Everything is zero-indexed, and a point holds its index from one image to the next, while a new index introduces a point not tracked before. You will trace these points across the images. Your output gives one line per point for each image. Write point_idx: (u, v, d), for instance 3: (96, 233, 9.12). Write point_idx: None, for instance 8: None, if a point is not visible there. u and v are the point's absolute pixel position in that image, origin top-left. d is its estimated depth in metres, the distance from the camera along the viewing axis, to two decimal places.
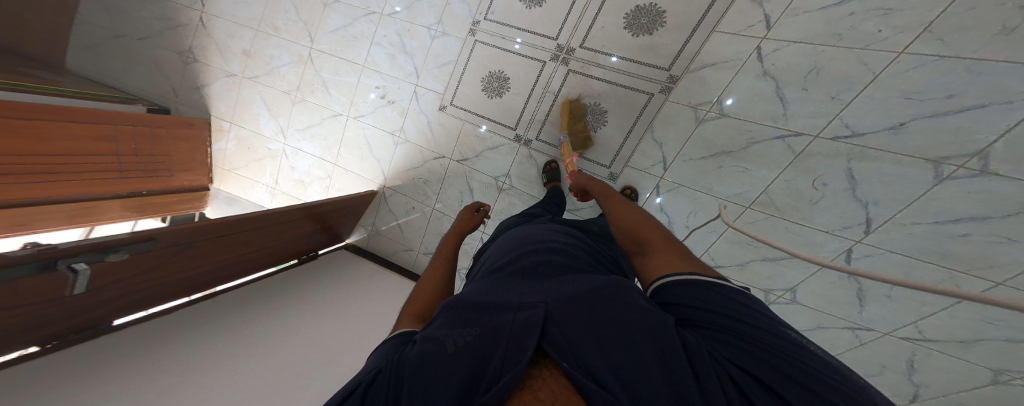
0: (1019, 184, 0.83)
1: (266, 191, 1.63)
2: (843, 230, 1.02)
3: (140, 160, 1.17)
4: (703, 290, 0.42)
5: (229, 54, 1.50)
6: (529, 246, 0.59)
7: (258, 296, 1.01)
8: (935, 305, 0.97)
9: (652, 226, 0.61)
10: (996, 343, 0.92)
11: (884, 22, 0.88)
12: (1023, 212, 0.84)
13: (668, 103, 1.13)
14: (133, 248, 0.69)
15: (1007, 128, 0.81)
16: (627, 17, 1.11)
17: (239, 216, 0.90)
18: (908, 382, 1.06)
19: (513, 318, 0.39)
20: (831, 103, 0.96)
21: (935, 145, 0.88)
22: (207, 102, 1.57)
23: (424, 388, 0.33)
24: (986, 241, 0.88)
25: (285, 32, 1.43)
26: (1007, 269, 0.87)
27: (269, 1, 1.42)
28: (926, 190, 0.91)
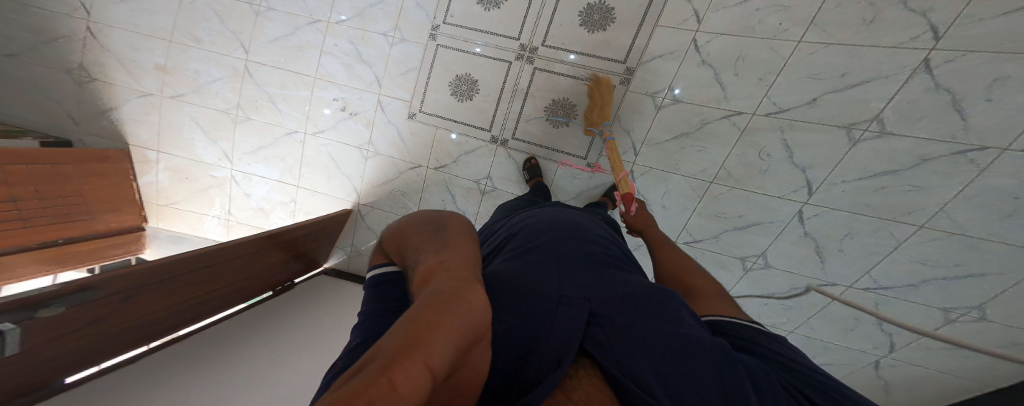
0: (915, 140, 0.93)
1: (218, 224, 1.56)
2: (792, 194, 1.07)
3: (45, 206, 1.11)
4: (743, 330, 0.45)
5: (139, 71, 1.39)
6: (557, 237, 0.60)
7: (233, 334, 0.95)
8: (881, 252, 1.04)
9: (703, 275, 0.62)
10: (935, 282, 1.01)
11: (782, 17, 0.96)
12: (928, 158, 0.93)
13: (629, 94, 1.13)
14: (68, 300, 0.63)
15: (897, 91, 0.92)
16: (581, 14, 1.11)
17: (195, 251, 0.84)
18: (882, 333, 1.12)
19: (558, 312, 0.40)
20: (759, 85, 1.02)
21: (846, 113, 0.97)
22: (123, 129, 1.46)
23: None
24: (900, 190, 0.97)
25: (208, 42, 1.34)
26: (925, 213, 0.97)
27: (181, 10, 1.33)
28: (846, 153, 0.99)
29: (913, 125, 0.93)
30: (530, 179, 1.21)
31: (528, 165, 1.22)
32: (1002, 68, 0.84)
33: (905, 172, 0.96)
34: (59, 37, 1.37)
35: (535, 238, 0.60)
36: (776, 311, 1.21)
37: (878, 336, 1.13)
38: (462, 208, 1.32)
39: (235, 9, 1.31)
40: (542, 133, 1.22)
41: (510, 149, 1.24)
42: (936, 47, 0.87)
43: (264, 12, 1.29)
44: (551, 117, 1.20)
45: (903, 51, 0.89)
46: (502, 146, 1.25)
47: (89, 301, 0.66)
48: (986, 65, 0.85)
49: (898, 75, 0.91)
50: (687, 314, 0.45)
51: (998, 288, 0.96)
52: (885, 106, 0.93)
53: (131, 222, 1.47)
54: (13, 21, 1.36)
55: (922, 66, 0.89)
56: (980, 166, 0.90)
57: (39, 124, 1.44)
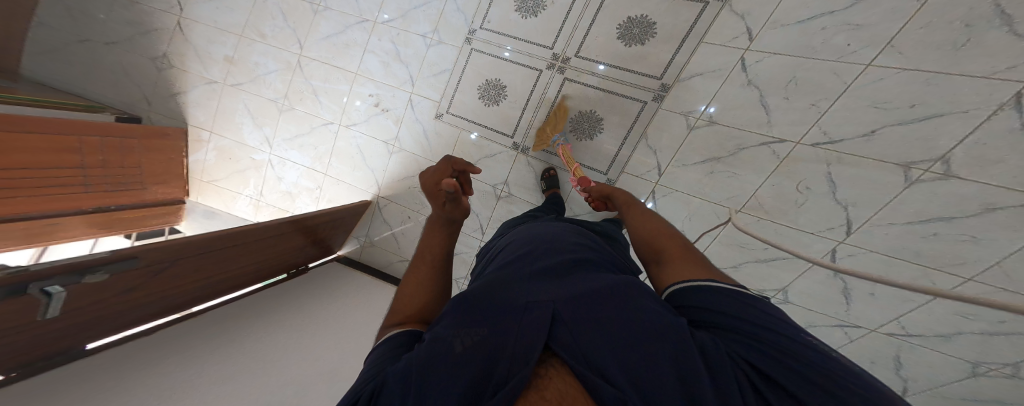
0: (984, 186, 0.81)
1: (249, 204, 1.64)
2: (828, 231, 0.97)
3: (105, 176, 1.21)
4: (720, 298, 0.39)
5: (209, 61, 1.52)
6: (538, 247, 0.57)
7: (240, 312, 0.96)
8: (912, 301, 0.91)
9: (669, 233, 0.57)
10: (971, 335, 0.87)
11: (855, 36, 0.88)
12: (994, 208, 0.82)
13: (661, 111, 1.09)
14: (112, 268, 0.66)
15: (977, 126, 0.80)
16: (619, 27, 1.09)
17: (228, 231, 0.87)
18: (896, 377, 0.99)
19: (524, 316, 0.37)
20: (810, 111, 0.95)
21: (906, 150, 0.87)
22: (184, 111, 1.59)
23: (431, 389, 0.31)
24: (951, 240, 0.86)
25: (271, 38, 1.45)
26: (976, 264, 0.85)
27: (253, 8, 1.45)
28: (898, 193, 0.89)
29: (985, 170, 0.81)
30: (547, 190, 1.18)
31: (545, 175, 1.19)
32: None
33: (965, 220, 0.84)
34: (151, 29, 1.53)
35: (514, 253, 0.58)
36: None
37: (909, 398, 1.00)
38: (476, 211, 1.31)
39: (297, 8, 1.40)
40: (566, 144, 1.19)
41: (530, 157, 1.23)
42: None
43: (321, 12, 1.37)
44: (575, 130, 1.18)
45: (997, 82, 0.78)
46: (523, 153, 1.23)
47: (128, 271, 0.69)
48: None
49: (980, 111, 0.80)
50: (655, 302, 0.40)
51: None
52: (955, 145, 0.82)
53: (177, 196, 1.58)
54: (112, 10, 1.53)
55: (1010, 100, 0.77)
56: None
57: (118, 102, 1.59)
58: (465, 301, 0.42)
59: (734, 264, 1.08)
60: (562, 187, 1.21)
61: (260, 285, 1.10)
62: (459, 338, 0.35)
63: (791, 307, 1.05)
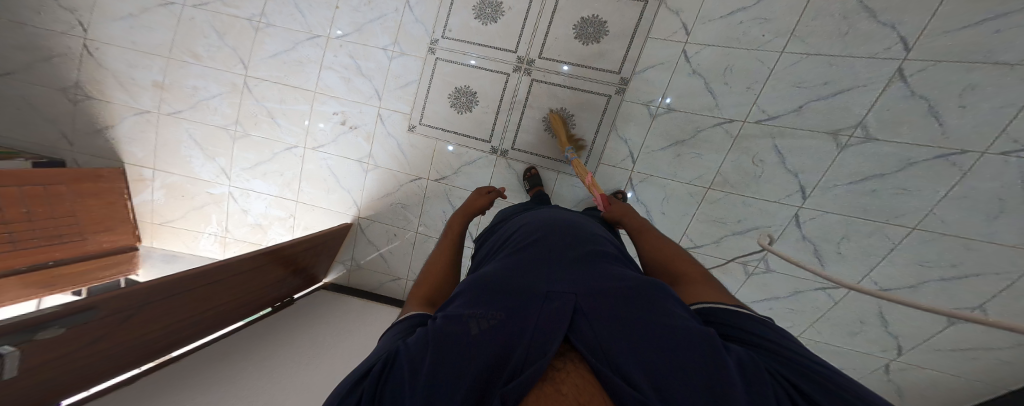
0: (897, 144, 0.96)
1: (214, 241, 1.54)
2: (787, 198, 1.08)
3: (35, 229, 1.08)
4: (739, 316, 0.43)
5: (136, 88, 1.39)
6: (550, 236, 0.61)
7: (226, 351, 0.92)
8: (877, 255, 1.05)
9: (685, 258, 0.60)
10: (935, 284, 1.01)
11: (766, 28, 1.01)
12: (914, 161, 0.96)
13: (625, 103, 1.15)
14: (70, 320, 0.59)
15: (878, 96, 0.95)
16: (575, 28, 1.14)
17: (205, 268, 0.81)
18: (887, 335, 1.13)
19: (543, 307, 0.42)
20: (747, 93, 1.05)
21: (833, 119, 0.99)
22: (116, 147, 1.44)
23: (449, 366, 0.35)
24: (889, 194, 1.00)
25: (208, 59, 1.35)
26: (916, 215, 0.99)
27: (180, 27, 1.34)
28: (835, 157, 1.01)
29: (895, 130, 0.96)
30: (530, 189, 1.22)
31: (528, 174, 1.23)
32: (971, 77, 0.88)
33: (894, 176, 0.98)
34: (57, 56, 1.37)
35: (528, 239, 0.61)
36: (782, 315, 1.24)
37: (884, 339, 1.14)
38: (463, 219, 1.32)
39: (235, 26, 1.32)
40: (541, 143, 1.23)
41: (510, 159, 1.26)
42: (908, 57, 0.91)
43: (264, 29, 1.30)
44: (549, 127, 1.21)
45: (879, 61, 0.94)
46: (502, 156, 1.26)
47: (90, 323, 0.63)
48: (956, 73, 0.88)
49: (878, 83, 0.95)
50: (675, 303, 0.44)
51: (995, 287, 0.95)
52: (867, 112, 0.96)
53: (126, 242, 1.45)
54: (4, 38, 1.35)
55: (896, 75, 0.93)
56: (963, 169, 0.92)
57: (33, 144, 1.42)
58: (487, 288, 0.46)
59: (714, 240, 1.17)
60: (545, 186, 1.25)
61: (243, 323, 1.03)
62: (477, 322, 0.40)
63: None
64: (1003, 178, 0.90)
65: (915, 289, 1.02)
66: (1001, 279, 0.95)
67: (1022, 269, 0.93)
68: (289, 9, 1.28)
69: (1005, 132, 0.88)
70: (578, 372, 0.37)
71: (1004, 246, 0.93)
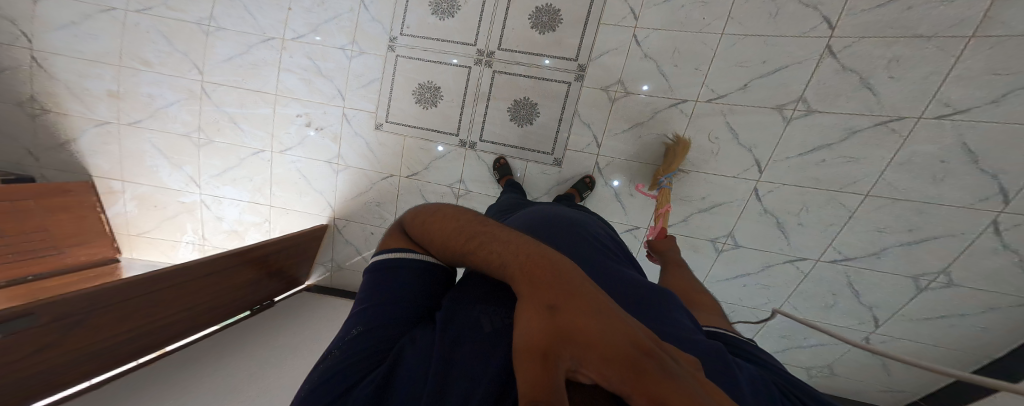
0: (840, 115, 1.00)
1: (193, 250, 1.54)
2: (745, 173, 1.11)
3: (7, 244, 1.09)
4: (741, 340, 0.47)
5: (90, 99, 1.38)
6: (560, 232, 0.62)
7: (198, 354, 0.94)
8: (836, 223, 1.08)
9: (696, 291, 0.66)
10: (894, 250, 1.05)
11: (706, 11, 1.04)
12: (858, 130, 1.00)
13: (585, 90, 1.17)
14: (2, 328, 0.60)
15: (812, 72, 1.00)
16: (530, 18, 1.16)
17: (151, 274, 0.82)
18: (863, 307, 1.13)
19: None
20: (696, 75, 1.08)
21: (777, 95, 1.03)
22: (82, 161, 1.44)
23: (461, 371, 0.36)
24: (839, 162, 1.04)
25: (159, 65, 1.34)
26: (866, 182, 1.03)
27: (126, 33, 1.33)
28: (784, 131, 1.05)
29: (836, 102, 1.00)
30: (501, 178, 1.24)
31: (497, 164, 1.25)
32: (891, 51, 0.94)
33: (841, 145, 1.02)
34: (7, 69, 1.35)
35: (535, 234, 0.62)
36: (753, 291, 1.20)
37: (857, 311, 1.13)
38: None
39: (184, 30, 1.31)
40: (509, 133, 1.25)
41: (478, 151, 1.27)
42: (833, 34, 0.97)
43: (214, 32, 1.30)
44: (514, 117, 1.23)
45: (808, 40, 0.99)
46: (471, 149, 1.27)
47: (32, 328, 0.64)
48: (878, 48, 0.95)
49: (813, 59, 0.99)
50: (684, 315, 0.46)
51: (954, 248, 1.00)
52: (805, 87, 1.01)
53: (108, 254, 1.45)
54: None
55: (826, 51, 0.98)
56: (902, 135, 0.97)
57: None
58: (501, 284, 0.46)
59: (682, 218, 1.19)
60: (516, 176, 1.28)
61: (221, 325, 1.07)
62: (492, 319, 0.41)
63: (741, 248, 1.17)
64: (941, 141, 0.95)
65: (879, 255, 1.07)
66: (958, 241, 1.00)
67: (977, 230, 0.98)
68: (238, 12, 1.28)
69: (935, 98, 0.93)
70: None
71: (956, 207, 0.98)
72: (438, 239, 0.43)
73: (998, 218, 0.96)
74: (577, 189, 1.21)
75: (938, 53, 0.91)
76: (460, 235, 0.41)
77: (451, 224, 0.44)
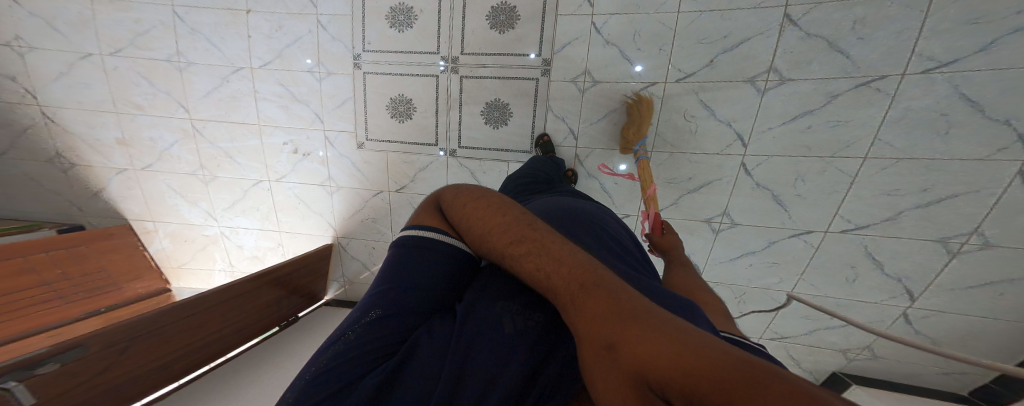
0: (814, 81, 0.95)
1: (226, 276, 1.70)
2: (729, 149, 1.06)
3: (76, 285, 1.27)
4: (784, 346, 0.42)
5: (106, 149, 1.50)
6: (574, 223, 0.60)
7: (239, 367, 1.09)
8: (838, 192, 1.02)
9: (704, 289, 0.59)
10: (914, 211, 0.98)
11: None
12: (840, 93, 0.94)
13: (552, 84, 1.14)
14: (62, 357, 0.75)
15: (777, 43, 0.95)
16: (488, 18, 1.14)
17: (184, 300, 0.95)
18: (892, 280, 1.06)
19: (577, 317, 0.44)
20: (660, 55, 1.04)
21: (743, 68, 0.99)
22: (116, 207, 1.60)
23: (481, 374, 0.40)
24: (827, 128, 0.97)
25: (149, 107, 1.44)
26: (860, 146, 0.96)
27: (112, 79, 1.41)
28: (760, 103, 1.00)
29: (807, 70, 0.95)
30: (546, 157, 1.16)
31: (542, 140, 1.18)
32: (855, 11, 0.89)
33: (822, 109, 0.96)
34: (27, 128, 1.46)
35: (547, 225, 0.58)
36: (763, 271, 1.16)
37: (889, 286, 1.07)
38: None
39: (158, 69, 1.39)
40: (486, 137, 1.24)
41: (459, 158, 1.28)
42: (789, 2, 0.92)
43: (187, 68, 1.38)
44: (489, 119, 1.23)
45: (766, 10, 0.94)
46: (452, 157, 1.29)
47: (85, 356, 0.78)
48: (837, 12, 0.90)
49: (772, 30, 0.95)
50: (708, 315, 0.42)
51: (983, 205, 0.93)
52: (773, 57, 0.96)
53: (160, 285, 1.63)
54: None
55: (785, 21, 0.93)
56: (889, 93, 0.91)
57: (45, 216, 1.58)
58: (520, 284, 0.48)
59: (672, 202, 1.15)
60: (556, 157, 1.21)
61: (260, 338, 1.21)
62: (513, 320, 0.44)
63: (738, 227, 1.13)
64: (934, 94, 0.89)
65: (897, 220, 1.00)
66: (986, 195, 0.92)
67: (1004, 182, 0.90)
68: (203, 45, 1.35)
69: (914, 53, 0.88)
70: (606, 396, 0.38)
71: (972, 162, 0.91)
72: (484, 234, 0.45)
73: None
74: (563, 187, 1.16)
75: (902, 10, 0.87)
76: (508, 235, 0.43)
77: (499, 219, 0.45)
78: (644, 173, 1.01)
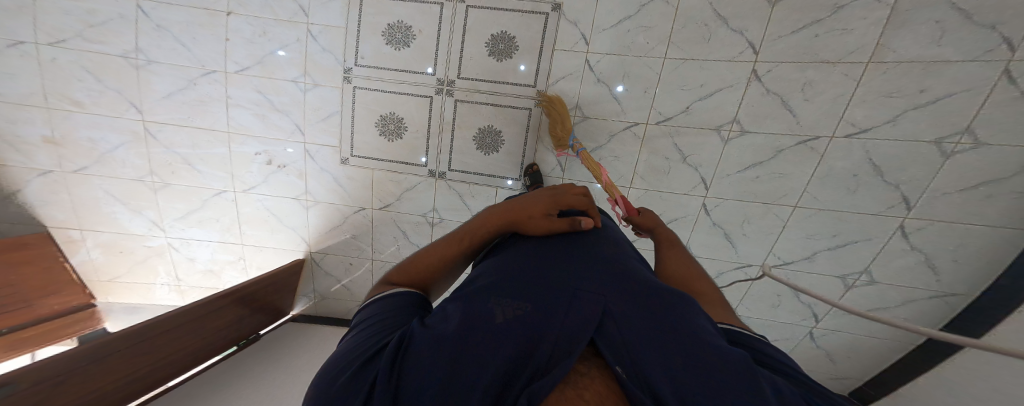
0: (767, 134, 1.10)
1: (170, 291, 1.55)
2: (693, 190, 1.18)
3: None
4: (760, 343, 0.47)
5: (28, 147, 1.33)
6: (556, 238, 0.67)
7: (199, 391, 1.01)
8: (773, 231, 1.17)
9: (702, 281, 0.64)
10: (825, 252, 1.15)
11: (649, 36, 1.09)
12: (784, 148, 1.09)
13: (545, 115, 1.21)
14: None
15: (743, 96, 1.08)
16: (487, 45, 1.19)
17: (140, 324, 0.86)
18: (803, 305, 1.24)
19: (572, 306, 0.48)
20: (645, 97, 1.14)
21: (712, 117, 1.12)
22: (34, 212, 1.40)
23: (479, 356, 0.42)
24: (770, 177, 1.12)
25: (92, 105, 1.30)
26: (795, 194, 1.12)
27: (47, 72, 1.26)
28: (722, 150, 1.13)
29: (763, 123, 1.09)
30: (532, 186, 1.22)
31: (530, 170, 1.23)
32: (807, 73, 1.03)
33: (771, 161, 1.11)
34: None
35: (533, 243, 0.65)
36: None
37: (801, 309, 1.25)
38: (416, 242, 1.37)
39: (110, 65, 1.27)
40: (475, 161, 1.27)
41: (449, 180, 1.29)
42: (757, 59, 1.05)
43: (146, 66, 1.27)
44: (481, 145, 1.26)
45: (739, 63, 1.06)
46: (441, 178, 1.29)
47: (16, 395, 0.67)
48: (795, 71, 1.04)
49: (741, 84, 1.08)
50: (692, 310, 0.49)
51: (870, 250, 1.11)
52: (737, 109, 1.09)
53: (80, 301, 1.44)
54: None
55: (753, 75, 1.06)
56: (820, 152, 1.07)
57: None
58: (507, 289, 0.53)
59: None
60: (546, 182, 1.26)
61: (220, 357, 1.12)
62: (504, 313, 0.47)
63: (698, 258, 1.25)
64: (853, 157, 1.06)
65: (811, 259, 1.17)
66: (874, 243, 1.11)
67: (889, 233, 1.09)
68: (169, 43, 1.26)
69: (844, 118, 1.04)
70: (602, 378, 0.41)
71: (870, 215, 1.09)
72: (427, 264, 0.62)
73: (904, 223, 1.07)
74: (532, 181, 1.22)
75: (843, 78, 1.02)
76: (446, 245, 0.64)
77: (430, 254, 0.63)
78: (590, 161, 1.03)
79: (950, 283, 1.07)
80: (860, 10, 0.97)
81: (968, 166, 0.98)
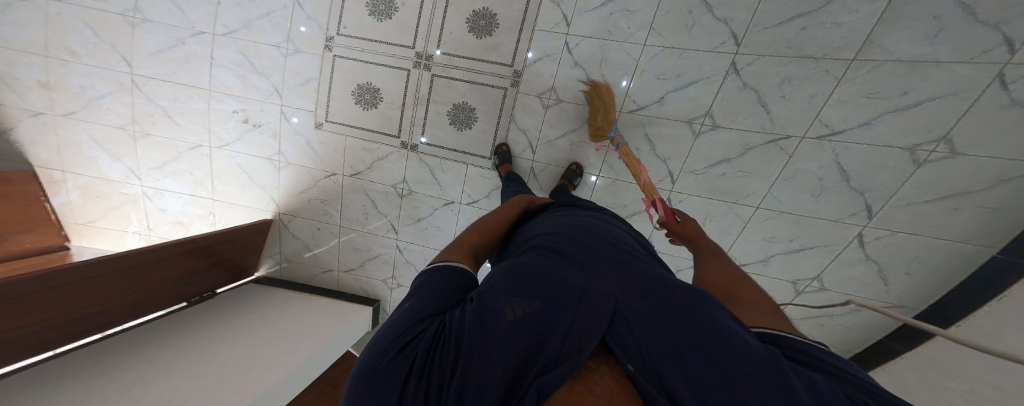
0: (736, 131, 1.09)
1: (141, 240, 1.57)
2: (660, 183, 1.18)
3: None
4: (803, 345, 0.36)
5: (23, 88, 1.35)
6: (578, 234, 0.57)
7: (71, 381, 0.82)
8: (732, 232, 1.18)
9: (750, 285, 0.52)
10: (778, 256, 1.17)
11: (630, 21, 1.08)
12: (752, 146, 1.09)
13: (520, 96, 1.20)
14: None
15: (717, 91, 1.07)
16: (468, 21, 1.18)
17: (96, 259, 0.87)
18: None
19: (580, 304, 0.40)
20: (621, 85, 1.13)
21: (686, 109, 1.11)
22: (21, 150, 1.42)
23: (483, 357, 0.35)
24: (735, 176, 1.12)
25: (87, 56, 1.31)
26: (757, 196, 1.13)
27: (50, 22, 1.29)
28: (691, 144, 1.13)
29: (735, 119, 1.09)
30: (500, 166, 1.23)
31: (499, 150, 1.24)
32: (787, 69, 1.02)
33: (740, 159, 1.11)
34: None
35: (553, 239, 0.56)
36: None
37: None
38: (384, 212, 1.37)
39: (108, 21, 1.29)
40: (448, 137, 1.27)
41: (420, 153, 1.30)
42: (737, 52, 1.04)
43: (141, 24, 1.29)
44: (454, 120, 1.26)
45: (717, 55, 1.05)
46: (413, 151, 1.30)
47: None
48: (773, 67, 1.03)
49: (718, 76, 1.06)
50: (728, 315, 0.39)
51: (827, 257, 1.13)
52: (711, 103, 1.08)
53: (53, 242, 1.44)
54: None
55: (731, 68, 1.05)
56: (789, 153, 1.07)
57: None
58: (517, 278, 0.44)
59: None
60: (516, 163, 1.27)
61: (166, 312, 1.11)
62: (512, 309, 0.38)
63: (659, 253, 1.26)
64: (820, 160, 1.06)
65: (766, 262, 1.18)
66: (832, 250, 1.12)
67: (847, 241, 1.10)
68: (164, 4, 1.27)
69: (816, 119, 1.03)
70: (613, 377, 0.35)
71: (831, 221, 1.10)
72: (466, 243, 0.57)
73: (865, 231, 1.08)
74: (565, 178, 1.19)
75: (822, 75, 1.00)
76: (477, 231, 0.61)
77: (467, 237, 0.59)
78: (631, 158, 1.01)
79: (900, 295, 1.09)
80: (846, 5, 0.95)
81: (930, 178, 0.99)
